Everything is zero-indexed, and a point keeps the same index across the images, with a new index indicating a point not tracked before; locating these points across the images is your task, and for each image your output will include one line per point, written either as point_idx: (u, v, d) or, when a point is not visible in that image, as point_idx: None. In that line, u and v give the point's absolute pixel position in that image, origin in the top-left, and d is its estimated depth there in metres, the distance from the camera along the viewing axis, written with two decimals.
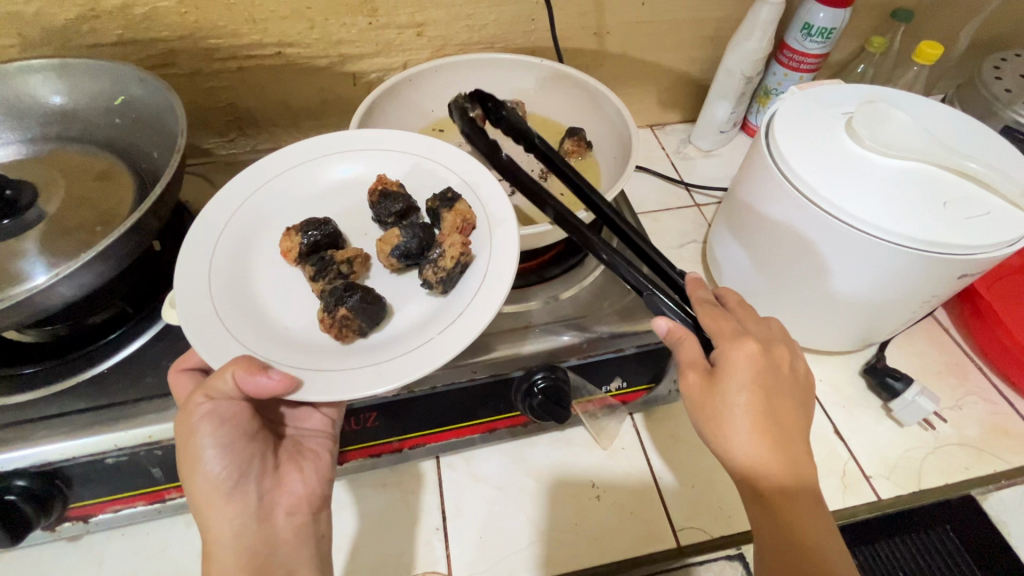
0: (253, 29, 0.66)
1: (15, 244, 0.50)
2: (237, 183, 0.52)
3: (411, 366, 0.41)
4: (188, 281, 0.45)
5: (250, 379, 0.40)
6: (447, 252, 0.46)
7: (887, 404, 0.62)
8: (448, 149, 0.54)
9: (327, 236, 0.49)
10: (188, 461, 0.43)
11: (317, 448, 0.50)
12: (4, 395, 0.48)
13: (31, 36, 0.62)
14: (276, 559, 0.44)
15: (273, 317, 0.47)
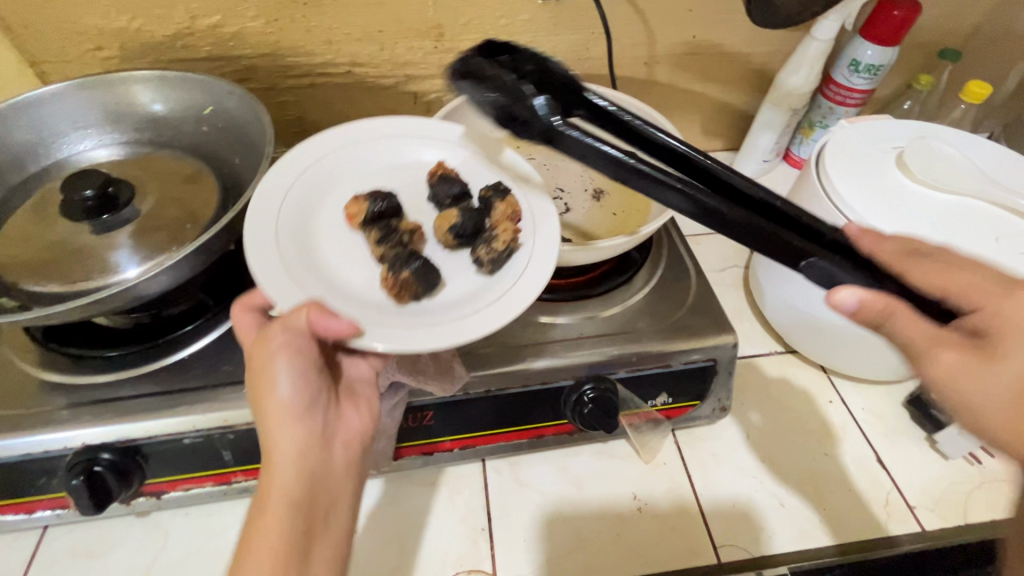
0: (328, 49, 0.72)
1: (113, 236, 0.54)
2: (308, 146, 0.55)
3: (459, 333, 0.44)
4: (258, 224, 0.48)
5: (323, 320, 0.42)
6: (500, 237, 0.50)
7: (931, 435, 0.62)
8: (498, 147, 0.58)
9: (392, 207, 0.52)
10: (264, 383, 0.44)
11: (371, 395, 0.50)
12: (95, 374, 0.52)
13: (131, 49, 0.68)
14: (325, 487, 0.44)
15: (326, 265, 0.50)
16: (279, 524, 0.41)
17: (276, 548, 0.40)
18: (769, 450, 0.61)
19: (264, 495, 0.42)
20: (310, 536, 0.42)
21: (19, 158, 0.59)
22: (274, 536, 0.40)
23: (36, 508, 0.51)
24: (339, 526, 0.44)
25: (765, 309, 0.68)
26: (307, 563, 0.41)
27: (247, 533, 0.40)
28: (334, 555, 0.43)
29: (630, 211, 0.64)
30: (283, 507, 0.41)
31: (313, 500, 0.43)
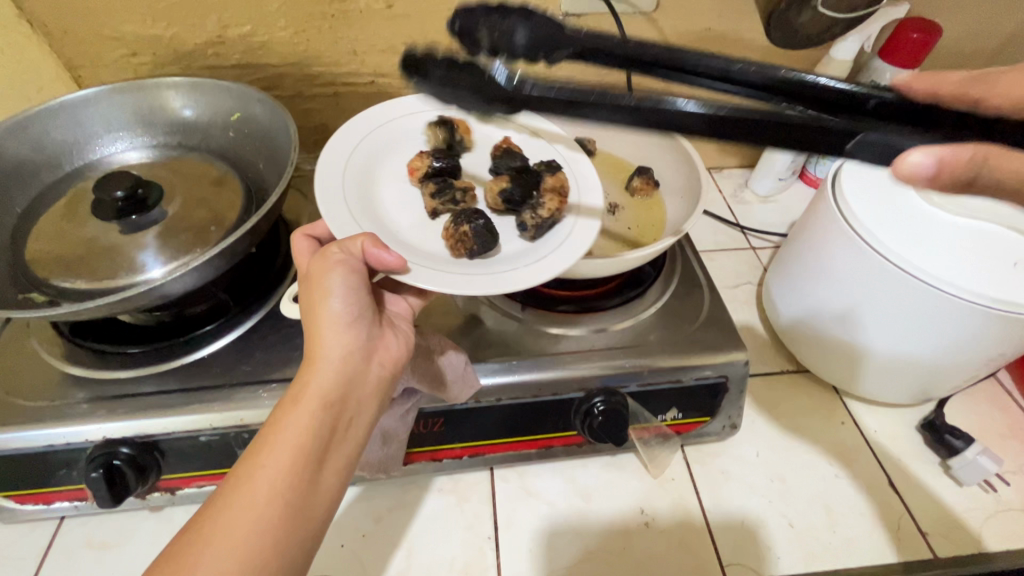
0: (353, 59, 0.73)
1: (140, 236, 0.55)
2: (377, 112, 0.59)
3: (500, 284, 0.46)
4: (330, 164, 0.52)
5: (375, 251, 0.44)
6: (547, 204, 0.51)
7: (946, 460, 0.61)
8: (557, 131, 0.61)
9: (453, 167, 0.56)
10: (318, 291, 0.45)
11: (406, 326, 0.51)
12: (117, 370, 0.54)
13: (163, 56, 0.70)
14: (354, 396, 0.44)
15: (383, 211, 0.53)
16: (308, 419, 0.41)
17: (297, 442, 0.40)
18: (779, 469, 0.61)
19: (300, 392, 0.42)
20: (329, 439, 0.41)
21: (54, 158, 0.61)
22: (300, 430, 0.40)
23: (54, 498, 0.52)
24: (358, 437, 0.44)
25: (778, 327, 0.68)
26: (321, 466, 0.41)
27: (272, 424, 0.41)
28: (347, 465, 0.42)
29: (645, 226, 0.65)
30: (317, 405, 0.41)
31: (340, 406, 0.42)
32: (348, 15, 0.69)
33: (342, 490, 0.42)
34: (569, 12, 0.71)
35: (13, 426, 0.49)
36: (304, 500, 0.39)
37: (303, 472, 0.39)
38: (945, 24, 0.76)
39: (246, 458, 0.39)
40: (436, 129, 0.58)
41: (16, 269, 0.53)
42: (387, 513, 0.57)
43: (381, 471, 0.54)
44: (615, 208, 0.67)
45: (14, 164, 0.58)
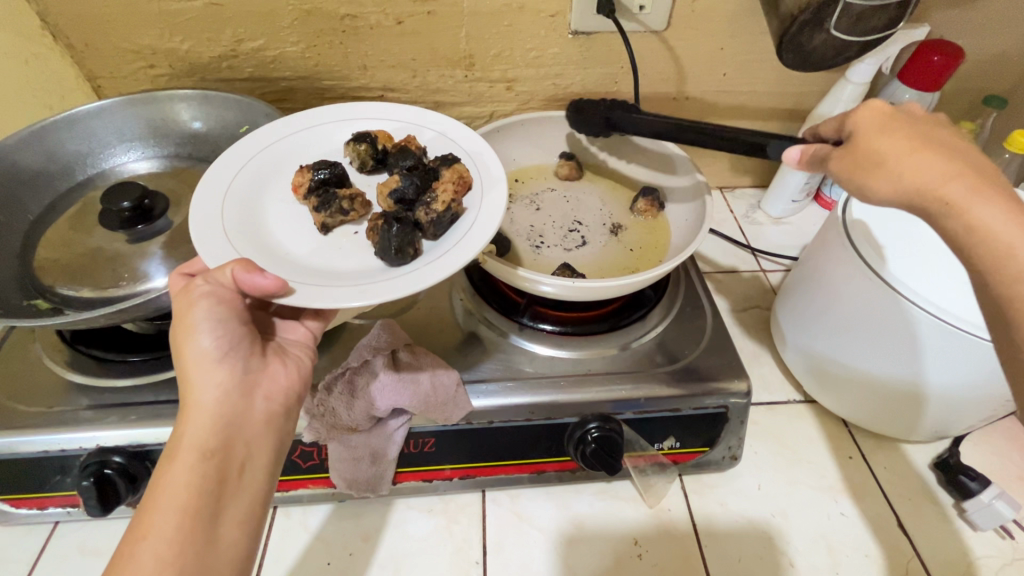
0: (363, 74, 0.74)
1: (144, 246, 0.56)
2: (255, 134, 0.56)
3: (396, 288, 0.43)
4: (205, 203, 0.49)
5: (246, 277, 0.41)
6: (439, 198, 0.49)
7: (959, 502, 0.58)
8: (454, 123, 0.58)
9: (336, 175, 0.53)
10: (182, 331, 0.41)
11: (302, 354, 0.48)
12: (114, 377, 0.54)
13: (178, 68, 0.72)
14: (241, 436, 0.41)
15: (273, 239, 0.51)
16: (187, 477, 0.38)
17: (178, 506, 0.37)
18: (780, 503, 0.59)
19: (175, 448, 0.39)
20: (220, 492, 0.39)
21: (68, 167, 0.62)
22: (181, 489, 0.37)
23: (47, 503, 0.53)
24: (253, 481, 0.41)
25: (786, 355, 0.66)
26: (215, 523, 0.38)
27: (151, 491, 0.37)
28: (247, 516, 0.40)
29: (648, 248, 0.64)
30: (195, 458, 0.38)
31: (226, 452, 0.40)
32: (358, 31, 0.69)
33: (248, 542, 0.39)
34: (579, 31, 0.71)
35: (11, 431, 0.50)
36: (199, 563, 0.36)
37: (191, 534, 0.37)
38: (970, 46, 0.74)
39: (126, 535, 0.36)
40: (358, 145, 0.55)
41: (24, 276, 0.55)
42: (374, 533, 0.56)
43: (370, 490, 0.53)
44: (619, 228, 0.66)
45: (28, 173, 0.60)
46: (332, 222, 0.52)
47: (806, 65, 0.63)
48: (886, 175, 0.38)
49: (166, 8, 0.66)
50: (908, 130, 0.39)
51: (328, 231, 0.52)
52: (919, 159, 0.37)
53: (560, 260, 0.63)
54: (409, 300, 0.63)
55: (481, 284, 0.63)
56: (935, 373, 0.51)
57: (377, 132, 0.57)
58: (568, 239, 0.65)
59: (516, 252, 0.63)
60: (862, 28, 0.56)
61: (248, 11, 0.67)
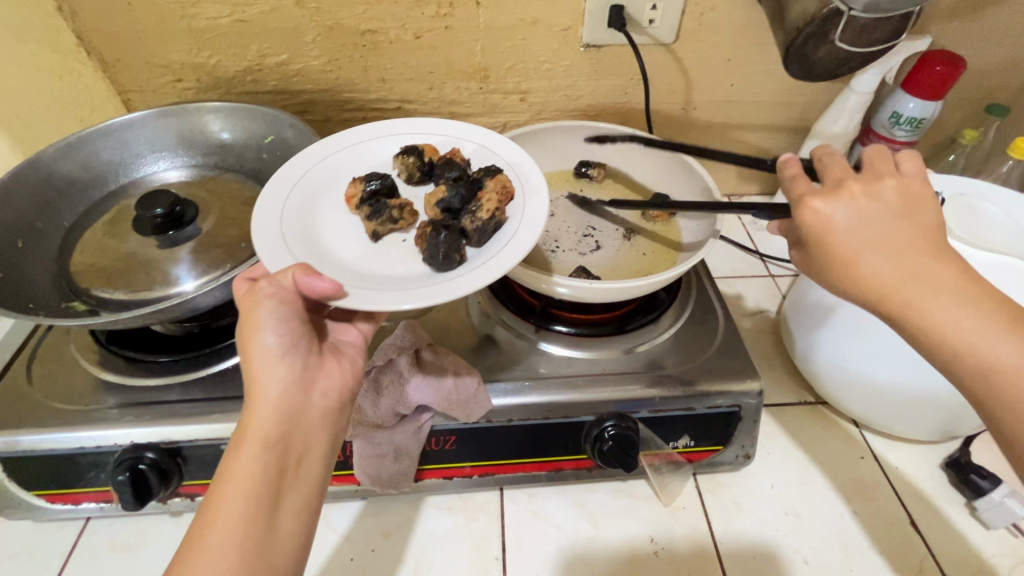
0: (382, 87, 0.77)
1: (175, 251, 0.59)
2: (315, 147, 0.60)
3: (445, 292, 0.46)
4: (267, 209, 0.52)
5: (306, 281, 0.44)
6: (484, 207, 0.52)
7: (971, 502, 0.59)
8: (495, 136, 0.61)
9: (386, 186, 0.57)
10: (249, 329, 0.44)
11: (353, 352, 0.50)
12: (145, 378, 0.56)
13: (206, 82, 0.75)
14: (300, 431, 0.43)
15: (325, 244, 0.53)
16: (251, 467, 0.40)
17: (244, 494, 0.39)
18: (794, 502, 0.59)
19: (241, 438, 0.41)
20: (279, 483, 0.41)
21: (101, 176, 0.65)
22: (246, 480, 0.40)
23: (82, 499, 0.55)
24: (309, 473, 0.43)
25: (796, 357, 0.67)
26: (274, 512, 0.40)
27: (219, 477, 0.40)
28: (302, 507, 0.42)
29: (661, 252, 0.65)
30: (259, 449, 0.41)
31: (285, 445, 0.42)
32: (378, 45, 0.72)
33: (303, 531, 0.42)
34: (590, 44, 0.73)
35: (48, 428, 0.52)
36: (259, 551, 0.39)
37: (255, 522, 0.39)
38: (972, 56, 0.76)
39: (196, 518, 0.38)
40: (406, 158, 0.58)
41: (61, 279, 0.57)
42: (396, 529, 0.57)
43: (392, 487, 0.54)
44: (631, 233, 0.68)
45: (64, 182, 0.63)
46: (382, 230, 0.55)
47: (811, 75, 0.65)
48: (852, 276, 0.39)
49: (196, 25, 0.69)
50: (862, 220, 0.40)
51: (378, 238, 0.55)
52: (875, 261, 0.38)
53: (576, 263, 0.65)
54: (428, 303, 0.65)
55: (498, 286, 0.65)
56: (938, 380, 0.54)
57: (424, 145, 0.60)
58: (582, 243, 0.67)
59: (532, 256, 0.65)
60: (865, 39, 0.58)
61: (274, 27, 0.69)
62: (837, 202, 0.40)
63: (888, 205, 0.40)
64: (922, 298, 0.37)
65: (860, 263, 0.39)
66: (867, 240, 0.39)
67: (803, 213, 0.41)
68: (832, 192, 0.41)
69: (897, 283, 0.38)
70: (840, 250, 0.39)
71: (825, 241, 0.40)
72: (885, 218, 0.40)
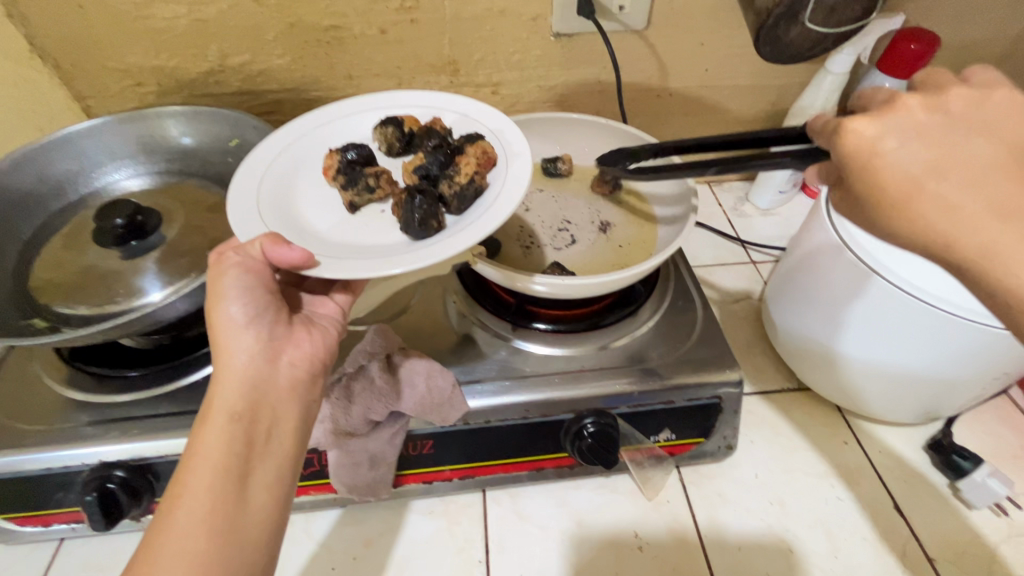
0: (349, 83, 0.75)
1: (139, 261, 0.57)
2: (293, 122, 0.58)
3: (420, 258, 0.44)
4: (240, 182, 0.51)
5: (274, 249, 0.42)
6: (462, 171, 0.50)
7: (954, 483, 0.59)
8: (477, 104, 0.59)
9: (363, 156, 0.54)
10: (213, 300, 0.43)
11: (327, 326, 0.49)
12: (112, 394, 0.55)
13: (167, 85, 0.72)
14: (268, 403, 0.42)
15: (300, 217, 0.52)
16: (218, 440, 0.39)
17: (212, 469, 0.38)
18: (778, 491, 0.59)
19: (207, 413, 0.40)
20: (248, 456, 0.39)
21: (60, 187, 0.63)
22: (214, 453, 0.38)
23: (52, 521, 0.54)
24: (281, 446, 0.41)
25: (778, 342, 0.66)
26: (245, 485, 0.39)
27: (186, 454, 0.39)
28: (275, 481, 0.40)
29: (637, 244, 0.64)
30: (225, 421, 0.39)
31: (253, 417, 0.41)
32: (343, 42, 0.70)
33: (279, 507, 0.40)
34: (560, 33, 0.72)
35: (12, 450, 0.50)
36: (231, 525, 0.37)
37: (225, 496, 0.38)
38: (946, 33, 0.75)
39: (165, 494, 0.37)
40: (385, 128, 0.56)
41: (20, 296, 0.55)
42: (377, 536, 0.56)
43: (370, 494, 0.53)
44: (608, 226, 0.67)
45: (22, 194, 0.61)
46: (360, 201, 0.53)
47: (782, 57, 0.64)
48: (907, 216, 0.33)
49: (152, 26, 0.66)
50: (921, 134, 0.33)
51: (355, 210, 0.54)
52: (940, 191, 0.32)
53: (551, 259, 0.63)
54: (403, 304, 0.64)
55: (474, 286, 0.64)
56: (912, 357, 0.53)
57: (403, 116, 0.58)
58: (557, 238, 0.66)
59: (506, 254, 0.64)
60: (837, 19, 0.56)
61: (234, 26, 0.67)
62: (884, 122, 0.34)
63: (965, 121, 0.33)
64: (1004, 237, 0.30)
65: (924, 194, 0.32)
66: (937, 162, 0.32)
67: (840, 141, 0.35)
68: (879, 114, 0.34)
69: (978, 214, 0.31)
70: (893, 186, 0.33)
71: (870, 169, 0.34)
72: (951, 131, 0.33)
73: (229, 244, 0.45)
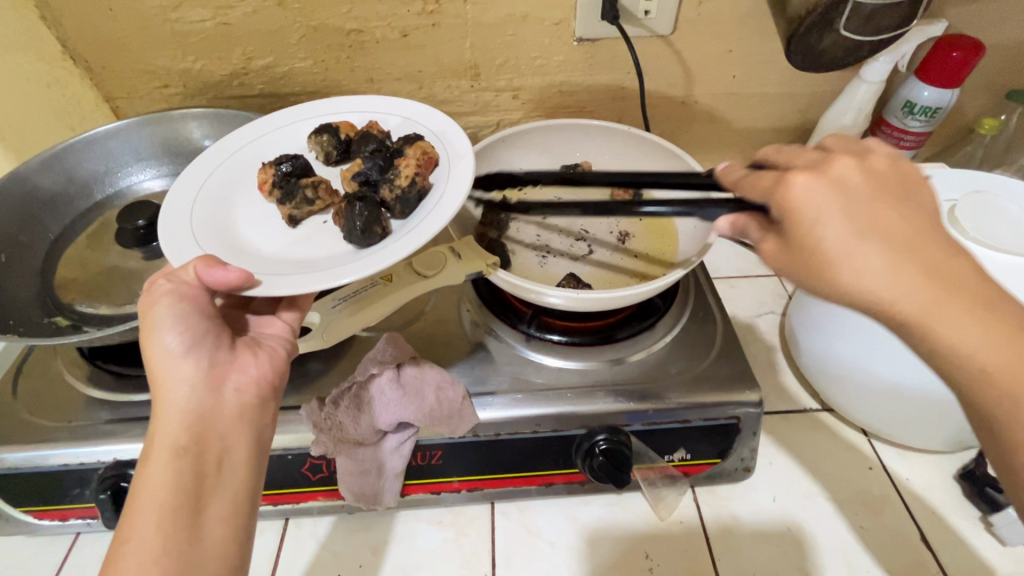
0: (370, 87, 0.75)
1: (159, 263, 0.58)
2: (233, 137, 0.58)
3: (367, 266, 0.44)
4: (174, 205, 0.51)
5: (209, 273, 0.43)
6: (402, 173, 0.50)
7: (988, 517, 0.56)
8: (418, 106, 0.59)
9: (298, 167, 0.54)
10: (147, 333, 0.43)
11: (275, 346, 0.49)
12: (130, 392, 0.56)
13: (192, 87, 0.73)
14: (214, 431, 0.42)
15: (239, 236, 0.51)
16: (163, 474, 0.39)
17: (159, 505, 0.38)
18: (797, 517, 0.57)
19: (150, 448, 0.40)
20: (198, 488, 0.39)
21: (85, 188, 0.64)
22: (160, 488, 0.39)
23: (69, 515, 0.55)
24: (234, 476, 0.41)
25: (800, 360, 0.64)
26: (197, 520, 0.39)
27: (133, 496, 0.39)
28: (231, 511, 0.40)
29: (655, 252, 0.63)
30: (170, 456, 0.39)
31: (199, 448, 0.41)
32: (364, 45, 0.70)
33: (237, 536, 0.40)
34: (583, 38, 0.70)
35: (33, 445, 0.51)
36: (186, 560, 0.37)
37: (175, 532, 0.38)
38: (993, 40, 0.71)
39: (114, 536, 0.37)
40: (319, 137, 0.56)
41: (45, 293, 0.56)
42: (384, 545, 0.56)
43: (377, 504, 0.53)
44: (626, 235, 0.66)
45: (48, 194, 0.62)
46: (299, 213, 0.53)
47: (815, 65, 0.61)
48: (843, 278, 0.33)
49: (178, 29, 0.67)
50: (857, 200, 0.34)
51: (296, 223, 0.54)
52: (867, 254, 0.33)
53: (567, 270, 0.62)
54: (417, 310, 0.63)
55: (487, 295, 0.63)
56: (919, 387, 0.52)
57: (340, 123, 0.58)
58: (574, 248, 0.65)
59: (522, 263, 0.63)
60: (873, 27, 0.54)
61: (257, 29, 0.68)
62: (822, 181, 0.35)
63: (883, 185, 0.35)
64: (935, 306, 0.32)
65: (852, 259, 0.33)
66: (865, 224, 0.33)
67: (785, 194, 0.36)
68: (819, 171, 0.36)
69: (903, 280, 0.32)
70: (828, 250, 0.34)
71: (810, 235, 0.34)
72: (791, 177, 0.36)
73: (163, 271, 0.46)
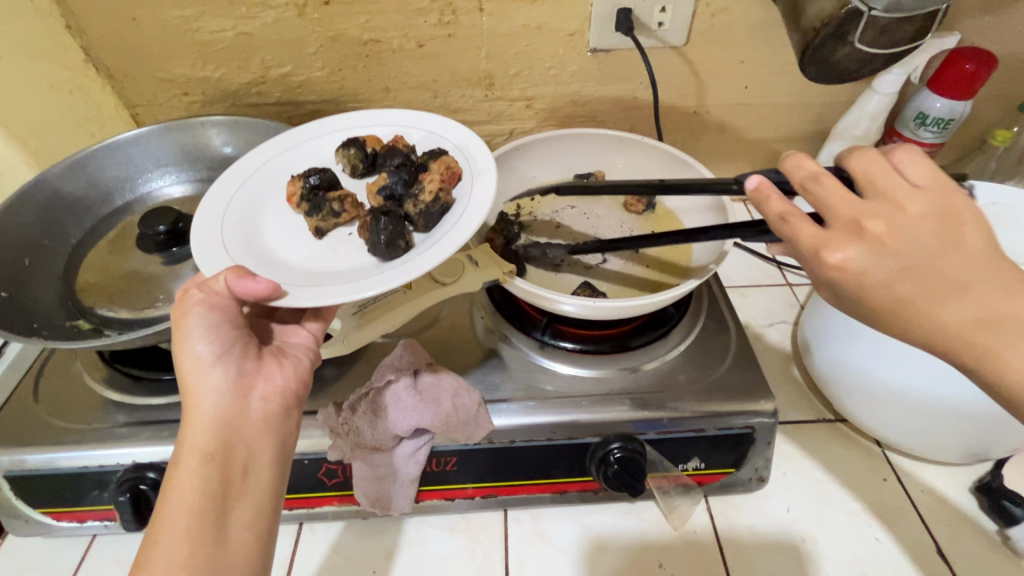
0: (385, 95, 0.76)
1: (179, 268, 0.58)
2: (263, 150, 0.59)
3: (391, 278, 0.45)
4: (207, 215, 0.52)
5: (238, 283, 0.43)
6: (426, 188, 0.50)
7: (1004, 530, 0.55)
8: (442, 121, 0.59)
9: (327, 180, 0.55)
10: (179, 341, 0.43)
11: (300, 355, 0.49)
12: (148, 395, 0.56)
13: (211, 95, 0.75)
14: (240, 439, 0.42)
15: (268, 247, 0.52)
16: (191, 480, 0.39)
17: (187, 511, 0.39)
18: (810, 527, 0.57)
19: (179, 454, 0.40)
20: (224, 495, 0.40)
21: (107, 193, 0.65)
22: (188, 493, 0.39)
23: (86, 517, 0.55)
24: (258, 484, 0.42)
25: (814, 371, 0.64)
26: (223, 527, 0.39)
27: (163, 499, 0.40)
28: (255, 517, 0.41)
29: (668, 264, 0.63)
30: (198, 463, 0.40)
31: (226, 455, 0.41)
32: (381, 55, 0.71)
33: (259, 542, 0.41)
34: (597, 48, 0.71)
35: (52, 447, 0.52)
36: (210, 565, 0.38)
37: (201, 536, 0.38)
38: (1005, 53, 0.72)
39: (144, 539, 0.38)
40: (347, 150, 0.57)
41: (67, 297, 0.57)
42: (398, 550, 0.56)
43: (393, 509, 0.54)
44: None
45: (71, 199, 0.63)
46: (326, 225, 0.54)
47: (828, 78, 0.62)
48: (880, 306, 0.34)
49: (199, 38, 0.69)
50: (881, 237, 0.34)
51: (322, 235, 0.54)
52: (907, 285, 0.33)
53: (580, 279, 0.62)
54: (431, 318, 0.64)
55: (502, 302, 0.64)
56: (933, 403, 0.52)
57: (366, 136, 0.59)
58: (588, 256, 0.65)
59: (535, 271, 0.63)
60: (886, 39, 0.55)
61: (276, 39, 0.69)
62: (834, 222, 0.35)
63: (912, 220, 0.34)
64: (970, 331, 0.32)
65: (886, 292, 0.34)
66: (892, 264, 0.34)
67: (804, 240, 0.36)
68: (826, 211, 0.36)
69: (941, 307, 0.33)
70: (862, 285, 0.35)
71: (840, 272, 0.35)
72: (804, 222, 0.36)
73: (195, 281, 0.46)
